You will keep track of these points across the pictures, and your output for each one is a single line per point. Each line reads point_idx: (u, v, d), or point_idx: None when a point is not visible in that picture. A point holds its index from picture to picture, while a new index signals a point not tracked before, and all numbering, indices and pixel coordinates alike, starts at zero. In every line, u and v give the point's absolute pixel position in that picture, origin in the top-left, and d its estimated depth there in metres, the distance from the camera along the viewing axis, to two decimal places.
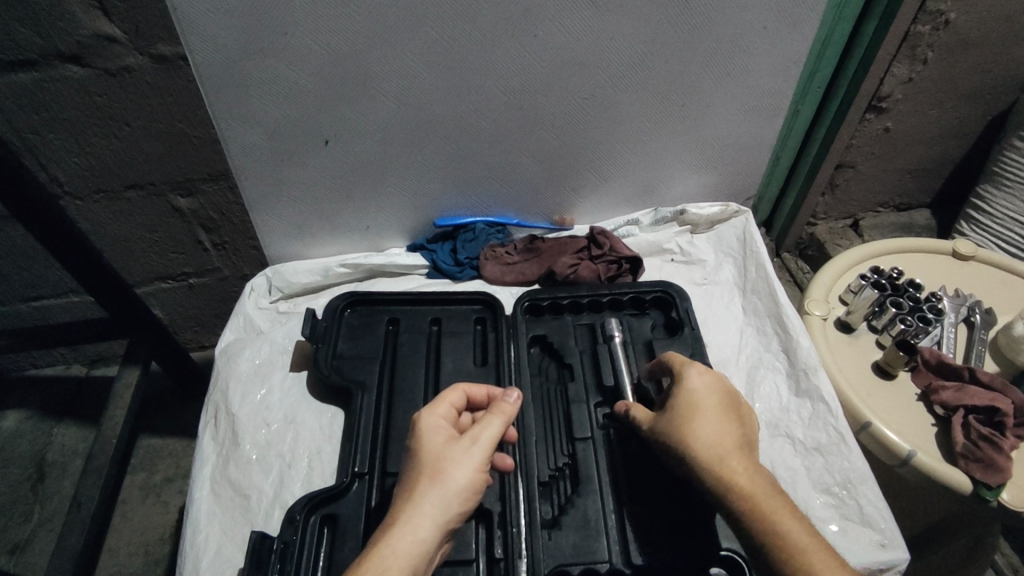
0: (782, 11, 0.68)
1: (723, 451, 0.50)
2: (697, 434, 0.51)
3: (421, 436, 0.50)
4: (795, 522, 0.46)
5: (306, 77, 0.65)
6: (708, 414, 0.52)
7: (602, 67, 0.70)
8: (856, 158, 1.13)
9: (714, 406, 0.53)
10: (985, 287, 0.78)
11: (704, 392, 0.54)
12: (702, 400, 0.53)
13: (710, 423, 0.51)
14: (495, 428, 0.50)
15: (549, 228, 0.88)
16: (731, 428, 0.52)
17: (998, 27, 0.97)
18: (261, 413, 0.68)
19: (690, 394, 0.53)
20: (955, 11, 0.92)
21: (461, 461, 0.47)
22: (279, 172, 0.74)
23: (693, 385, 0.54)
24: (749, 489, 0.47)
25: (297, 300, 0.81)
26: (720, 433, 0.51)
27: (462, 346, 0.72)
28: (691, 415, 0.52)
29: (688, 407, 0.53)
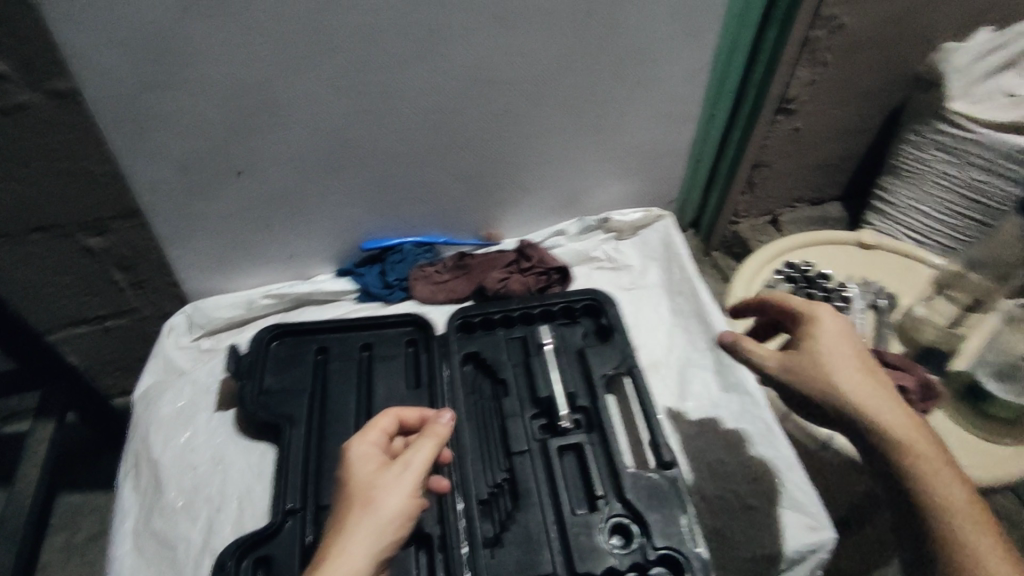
0: (681, 23, 0.72)
1: (888, 415, 0.47)
2: (849, 393, 0.47)
3: (352, 464, 0.49)
4: (958, 490, 0.45)
5: (213, 107, 0.63)
6: (862, 363, 0.49)
7: (515, 83, 0.72)
8: (771, 157, 1.18)
9: (855, 357, 0.49)
10: (887, 274, 0.83)
11: (836, 346, 0.50)
12: (842, 352, 0.49)
13: (855, 379, 0.48)
14: (425, 450, 0.49)
15: (477, 244, 0.88)
16: (882, 376, 0.49)
17: (890, 31, 1.02)
18: (185, 457, 0.65)
19: (822, 340, 0.50)
20: (848, 16, 0.97)
21: (390, 487, 0.47)
22: (193, 205, 0.71)
23: (832, 327, 0.51)
24: (909, 445, 0.46)
25: (220, 336, 0.77)
26: (876, 388, 0.48)
27: (395, 369, 0.71)
28: (829, 364, 0.49)
29: (824, 358, 0.49)
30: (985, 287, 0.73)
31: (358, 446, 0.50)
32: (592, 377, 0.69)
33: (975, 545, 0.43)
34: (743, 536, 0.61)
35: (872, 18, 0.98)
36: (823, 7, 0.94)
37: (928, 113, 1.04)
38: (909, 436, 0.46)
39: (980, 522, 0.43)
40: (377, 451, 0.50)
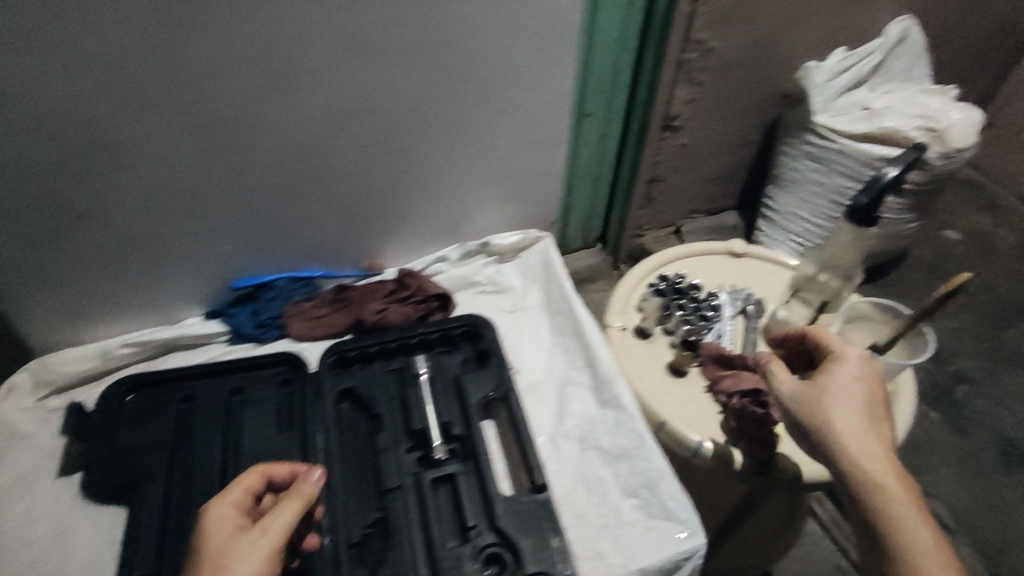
0: (538, 52, 0.74)
1: (864, 447, 0.49)
2: (837, 424, 0.51)
3: (209, 529, 0.46)
4: (923, 525, 0.46)
5: (40, 148, 0.59)
6: (858, 404, 0.52)
7: (377, 116, 0.71)
8: (664, 172, 1.22)
9: (861, 399, 0.53)
10: (756, 280, 0.87)
11: (847, 384, 0.53)
12: (845, 390, 0.53)
13: (850, 414, 0.51)
14: (285, 516, 0.46)
15: (358, 275, 0.87)
16: (880, 423, 0.52)
17: (755, 53, 1.07)
18: (24, 530, 0.60)
19: (839, 377, 0.54)
20: (715, 39, 1.00)
21: (240, 555, 0.44)
22: (32, 253, 0.67)
23: (858, 367, 0.55)
24: (887, 483, 0.48)
25: (71, 393, 0.72)
26: (869, 430, 0.51)
27: (265, 414, 0.68)
28: (829, 400, 0.52)
29: (829, 394, 0.53)
30: (833, 288, 0.78)
31: (218, 508, 0.47)
32: (467, 404, 0.68)
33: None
34: (618, 552, 0.61)
35: (739, 40, 1.03)
36: (693, 32, 0.97)
37: (797, 126, 1.15)
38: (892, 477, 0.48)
39: (951, 573, 0.44)
40: (235, 514, 0.47)
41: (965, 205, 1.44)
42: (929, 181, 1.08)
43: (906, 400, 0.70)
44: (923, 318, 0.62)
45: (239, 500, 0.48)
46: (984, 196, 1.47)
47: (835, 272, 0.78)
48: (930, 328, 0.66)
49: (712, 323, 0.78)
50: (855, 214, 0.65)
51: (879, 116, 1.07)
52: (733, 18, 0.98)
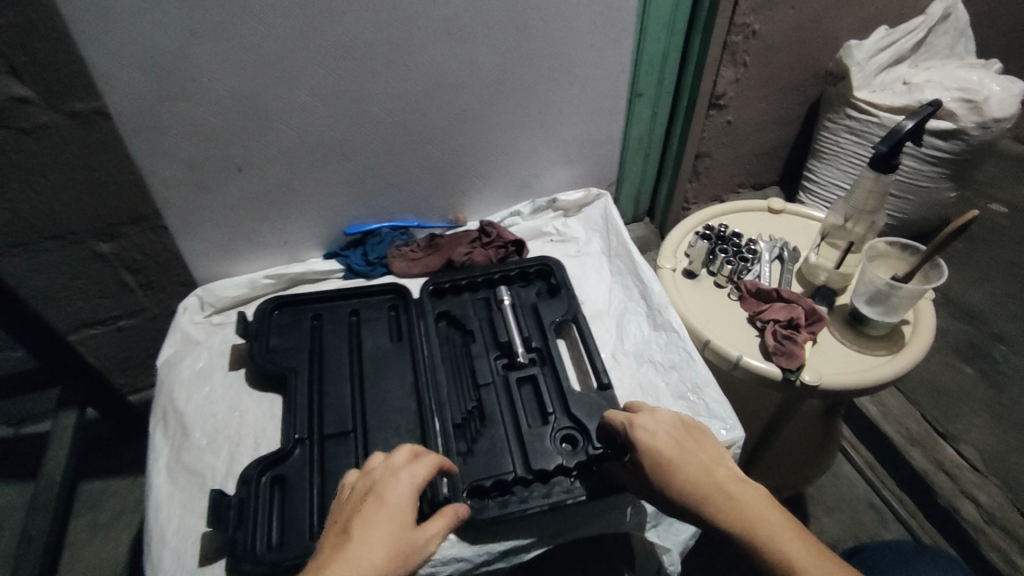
0: (603, 32, 0.88)
1: (702, 485, 0.54)
2: (677, 480, 0.55)
3: (395, 481, 0.56)
4: (770, 517, 0.51)
5: (214, 116, 0.77)
6: (672, 457, 0.56)
7: (468, 88, 0.87)
8: (711, 148, 1.33)
9: (678, 448, 0.57)
10: (793, 232, 0.99)
11: (661, 440, 0.58)
12: (662, 446, 0.57)
13: (681, 463, 0.56)
14: (441, 533, 0.56)
15: (446, 226, 1.03)
16: (698, 456, 0.56)
17: (795, 35, 1.17)
18: (207, 406, 0.77)
19: (651, 440, 0.58)
20: (759, 23, 1.11)
21: (409, 528, 0.54)
22: (198, 201, 0.84)
23: (657, 422, 0.60)
24: (731, 509, 0.52)
25: (229, 312, 0.90)
26: (695, 467, 0.55)
27: (380, 329, 0.84)
28: (659, 470, 0.57)
29: (657, 463, 0.57)
30: (858, 233, 0.85)
31: (405, 473, 0.57)
32: (543, 324, 0.83)
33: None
34: None
35: (781, 23, 1.13)
36: (737, 18, 1.07)
37: (838, 103, 1.24)
38: (728, 495, 0.53)
39: (812, 553, 0.48)
40: (412, 486, 0.56)
41: (1019, 179, 1.63)
42: (966, 151, 1.17)
43: (924, 329, 0.81)
44: (937, 250, 0.73)
45: (419, 479, 0.57)
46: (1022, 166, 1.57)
47: (859, 220, 0.84)
48: (943, 262, 0.77)
49: (751, 265, 0.91)
50: (877, 161, 0.76)
51: (918, 90, 1.17)
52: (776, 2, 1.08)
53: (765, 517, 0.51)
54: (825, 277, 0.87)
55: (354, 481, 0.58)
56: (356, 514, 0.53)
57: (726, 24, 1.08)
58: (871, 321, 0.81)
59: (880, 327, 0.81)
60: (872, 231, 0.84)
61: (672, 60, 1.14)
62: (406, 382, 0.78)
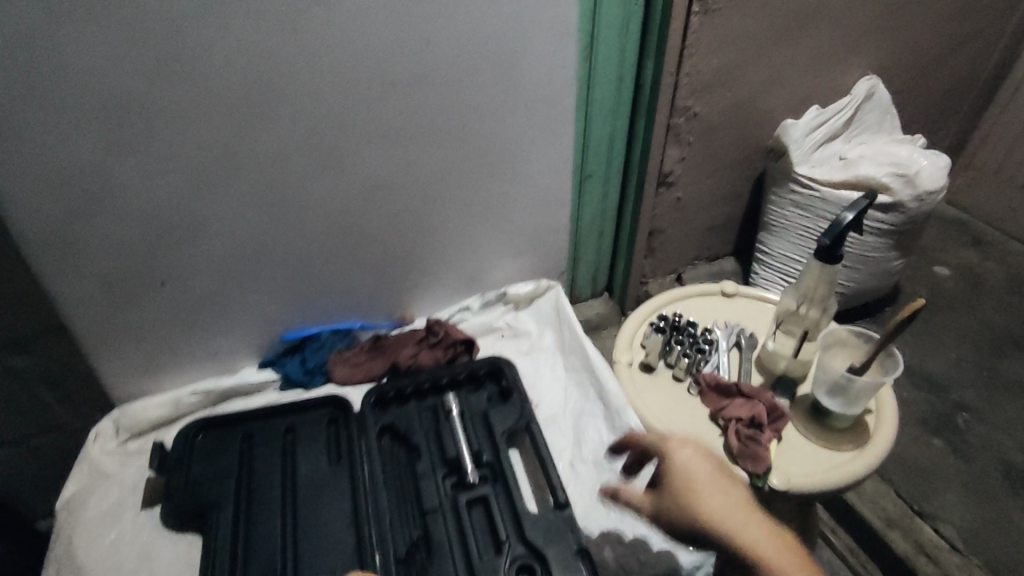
0: (543, 128, 0.88)
1: (734, 523, 0.50)
2: (708, 512, 0.51)
3: None
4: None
5: (133, 229, 0.72)
6: (700, 495, 0.52)
7: (408, 188, 0.84)
8: (663, 224, 1.33)
9: (713, 477, 0.53)
10: (748, 316, 0.97)
11: (696, 468, 0.54)
12: (697, 472, 0.54)
13: (715, 497, 0.52)
14: None
15: (392, 325, 0.98)
16: (733, 491, 0.53)
17: (734, 116, 1.20)
18: (112, 557, 0.68)
19: (684, 464, 0.55)
20: (700, 106, 1.14)
21: None
22: (117, 317, 0.78)
23: (684, 453, 0.56)
24: (766, 555, 0.48)
25: (147, 436, 0.82)
26: (727, 502, 0.52)
27: (317, 447, 0.77)
28: (683, 508, 0.53)
29: (687, 489, 0.53)
30: (812, 318, 0.83)
31: None
32: (495, 433, 0.78)
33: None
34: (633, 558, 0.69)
35: (720, 105, 1.16)
36: (678, 100, 1.10)
37: (781, 177, 1.26)
38: (762, 540, 0.49)
39: None
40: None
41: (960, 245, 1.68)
42: (908, 223, 1.20)
43: (887, 417, 0.79)
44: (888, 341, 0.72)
45: None
46: (965, 231, 1.60)
47: (812, 304, 0.82)
48: (897, 350, 0.76)
49: (709, 354, 0.88)
50: (820, 252, 0.76)
51: (854, 164, 1.20)
52: (714, 86, 1.11)
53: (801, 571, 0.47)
54: (785, 365, 0.85)
55: None
56: None
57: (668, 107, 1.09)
58: (833, 414, 0.78)
59: (844, 419, 0.78)
60: (827, 316, 0.83)
61: (618, 141, 1.14)
62: (344, 511, 0.71)
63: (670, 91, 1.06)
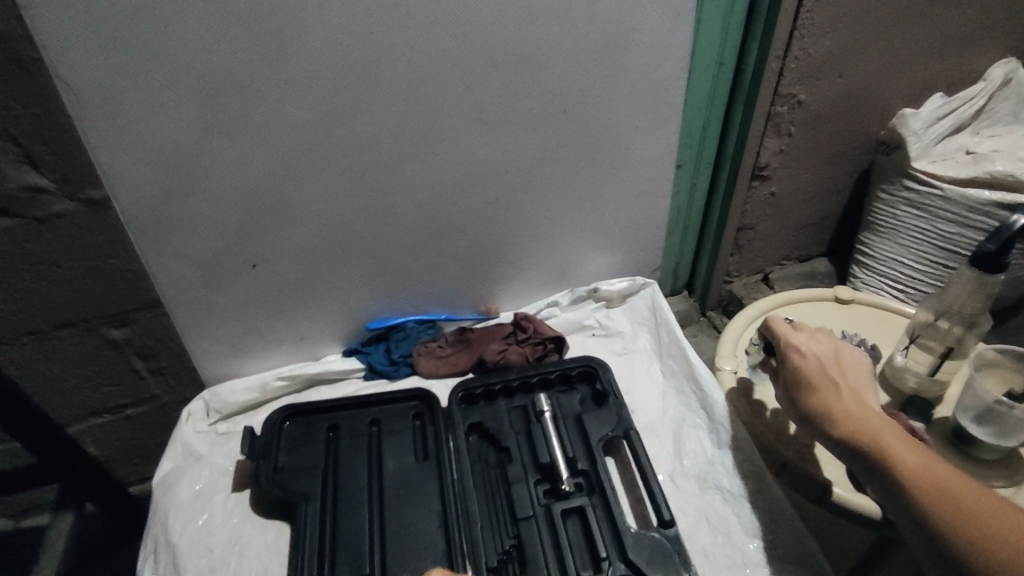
0: (649, 113, 0.81)
1: (838, 407, 0.57)
2: (813, 398, 0.59)
3: None
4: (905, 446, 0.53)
5: (228, 210, 0.70)
6: (819, 378, 0.60)
7: (502, 174, 0.79)
8: (753, 221, 1.23)
9: (824, 369, 0.60)
10: (868, 325, 0.88)
11: (810, 362, 0.61)
12: (807, 368, 0.61)
13: (820, 386, 0.59)
14: None
15: (477, 318, 0.93)
16: (839, 382, 0.59)
17: (843, 106, 1.08)
18: (203, 539, 0.67)
19: (799, 360, 0.62)
20: (805, 92, 1.03)
21: None
22: (209, 299, 0.77)
23: (811, 342, 0.63)
24: (864, 428, 0.55)
25: (236, 419, 0.82)
26: (835, 391, 0.59)
27: (403, 444, 0.74)
28: (799, 386, 0.61)
29: (797, 378, 0.61)
30: (956, 335, 0.74)
31: None
32: (590, 440, 0.73)
33: (951, 488, 0.49)
34: None
35: (830, 93, 1.05)
36: (782, 87, 1.00)
37: (894, 173, 1.12)
38: (865, 419, 0.56)
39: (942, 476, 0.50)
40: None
41: None
42: None
43: None
44: None
45: None
46: None
47: (956, 319, 0.74)
48: None
49: None
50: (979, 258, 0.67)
51: (987, 159, 1.04)
52: (823, 72, 1.00)
53: (899, 442, 0.53)
54: (915, 384, 0.77)
55: None
56: None
57: (770, 94, 1.00)
58: (982, 444, 0.68)
59: (994, 451, 0.68)
60: (975, 334, 0.74)
61: (712, 129, 1.05)
62: (432, 513, 0.67)
63: (774, 76, 0.97)
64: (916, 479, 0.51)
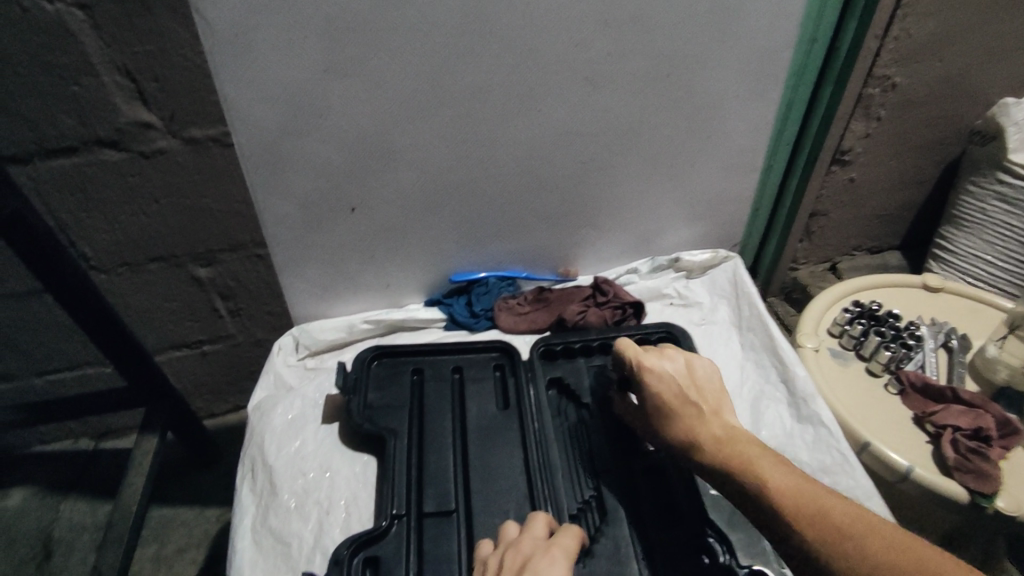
0: (753, 82, 0.80)
1: (697, 430, 0.59)
2: (682, 424, 0.60)
3: (550, 557, 0.52)
4: (764, 460, 0.54)
5: (337, 153, 0.72)
6: (677, 403, 0.61)
7: (597, 136, 0.79)
8: (827, 207, 1.17)
9: (670, 396, 0.62)
10: (957, 316, 0.90)
11: (663, 387, 0.62)
12: (664, 396, 0.62)
13: (683, 411, 0.61)
14: (571, 551, 0.54)
15: (555, 279, 0.95)
16: (694, 407, 0.61)
17: (938, 91, 1.03)
18: (297, 463, 0.71)
19: (654, 387, 0.63)
20: (900, 75, 0.99)
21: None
22: (307, 239, 0.80)
23: (662, 365, 0.64)
24: (726, 449, 0.56)
25: (323, 356, 0.86)
26: (700, 417, 0.60)
27: (485, 392, 0.76)
28: (660, 412, 0.62)
29: (661, 406, 0.62)
30: None
31: (558, 548, 0.53)
32: None
33: (799, 497, 0.50)
34: None
35: (926, 77, 1.00)
36: (876, 69, 0.96)
37: (988, 165, 1.07)
38: (725, 440, 0.57)
39: (796, 486, 0.51)
40: (567, 564, 0.52)
41: None
42: None
43: None
44: None
45: (571, 552, 0.53)
46: None
47: None
48: None
49: (913, 352, 0.83)
50: None
51: None
52: (923, 54, 0.96)
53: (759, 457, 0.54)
54: (1006, 376, 0.78)
55: (497, 554, 0.54)
56: None
57: (865, 74, 0.94)
58: None
59: None
60: None
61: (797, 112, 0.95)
62: (515, 458, 0.70)
63: (872, 54, 0.91)
64: (778, 491, 0.51)
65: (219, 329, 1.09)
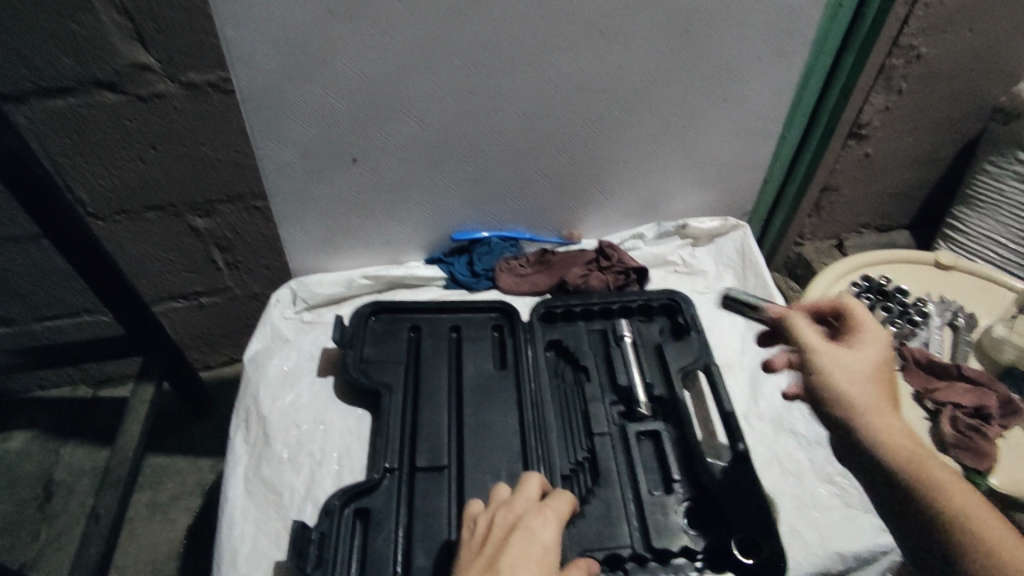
0: (775, 44, 0.77)
1: (874, 415, 0.51)
2: (860, 404, 0.51)
3: (543, 518, 0.52)
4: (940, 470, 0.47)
5: (340, 100, 0.70)
6: (876, 380, 0.53)
7: (609, 93, 0.77)
8: (840, 182, 1.13)
9: (868, 371, 0.53)
10: (967, 294, 0.89)
11: (860, 360, 0.54)
12: (856, 366, 0.53)
13: (860, 391, 0.52)
14: (564, 515, 0.53)
15: (558, 242, 0.93)
16: (879, 391, 0.52)
17: (965, 64, 0.99)
18: (291, 415, 0.71)
19: (846, 358, 0.54)
20: (927, 45, 0.94)
21: (552, 544, 0.50)
22: (306, 190, 0.78)
23: (868, 338, 0.56)
24: (907, 445, 0.49)
25: (320, 310, 0.85)
26: (870, 398, 0.52)
27: (483, 351, 0.75)
28: (845, 382, 0.53)
29: (840, 377, 0.53)
30: None
31: (550, 510, 0.53)
32: (669, 370, 0.73)
33: (974, 519, 0.44)
34: (815, 533, 0.62)
35: (954, 47, 0.96)
36: (902, 36, 0.91)
37: (1007, 145, 1.04)
38: (893, 432, 0.50)
39: (978, 505, 0.45)
40: (558, 526, 0.52)
41: None
42: None
43: None
44: None
45: (564, 515, 0.53)
46: None
47: None
48: None
49: (919, 329, 0.83)
50: None
51: None
52: (953, 22, 0.91)
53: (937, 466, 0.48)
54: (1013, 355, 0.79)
55: (489, 510, 0.54)
56: (505, 547, 0.49)
57: (890, 42, 0.90)
58: None
59: None
60: None
61: (813, 83, 0.91)
62: (509, 419, 0.69)
63: (899, 21, 0.87)
64: (953, 506, 0.45)
65: (217, 281, 1.08)
